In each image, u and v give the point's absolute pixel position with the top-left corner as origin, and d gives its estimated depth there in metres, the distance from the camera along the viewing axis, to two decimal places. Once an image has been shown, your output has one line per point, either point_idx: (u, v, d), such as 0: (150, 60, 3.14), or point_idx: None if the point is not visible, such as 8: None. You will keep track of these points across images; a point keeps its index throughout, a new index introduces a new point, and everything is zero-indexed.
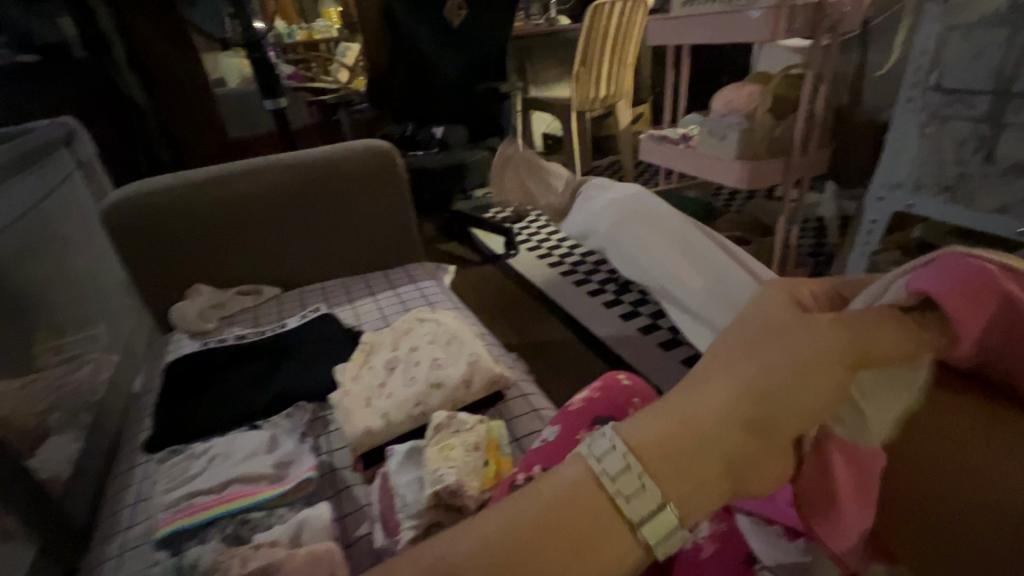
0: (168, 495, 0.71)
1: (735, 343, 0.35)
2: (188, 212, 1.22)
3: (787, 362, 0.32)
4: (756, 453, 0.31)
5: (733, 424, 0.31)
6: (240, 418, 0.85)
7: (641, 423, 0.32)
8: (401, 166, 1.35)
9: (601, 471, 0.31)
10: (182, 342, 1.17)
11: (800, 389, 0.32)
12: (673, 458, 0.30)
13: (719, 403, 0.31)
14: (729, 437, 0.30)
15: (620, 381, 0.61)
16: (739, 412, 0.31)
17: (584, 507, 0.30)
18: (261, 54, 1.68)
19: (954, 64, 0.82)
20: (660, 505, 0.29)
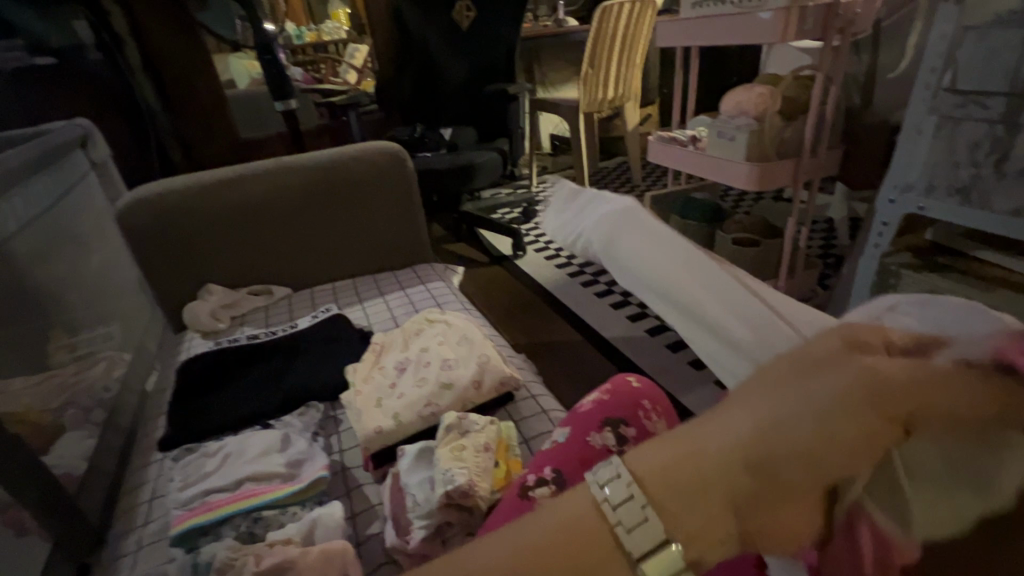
0: (183, 493, 0.72)
1: (769, 373, 0.30)
2: (201, 212, 1.23)
3: (824, 399, 0.27)
4: (767, 503, 0.26)
5: (738, 466, 0.27)
6: (251, 417, 0.86)
7: (649, 453, 0.29)
8: (411, 169, 1.36)
9: (604, 500, 0.27)
10: (195, 341, 1.19)
11: (841, 435, 0.26)
12: (676, 486, 0.27)
13: (728, 439, 0.27)
14: (731, 479, 0.26)
15: (631, 383, 0.61)
16: (745, 452, 0.27)
17: (587, 537, 0.27)
18: (271, 56, 1.70)
19: (967, 66, 0.82)
20: (663, 542, 0.26)
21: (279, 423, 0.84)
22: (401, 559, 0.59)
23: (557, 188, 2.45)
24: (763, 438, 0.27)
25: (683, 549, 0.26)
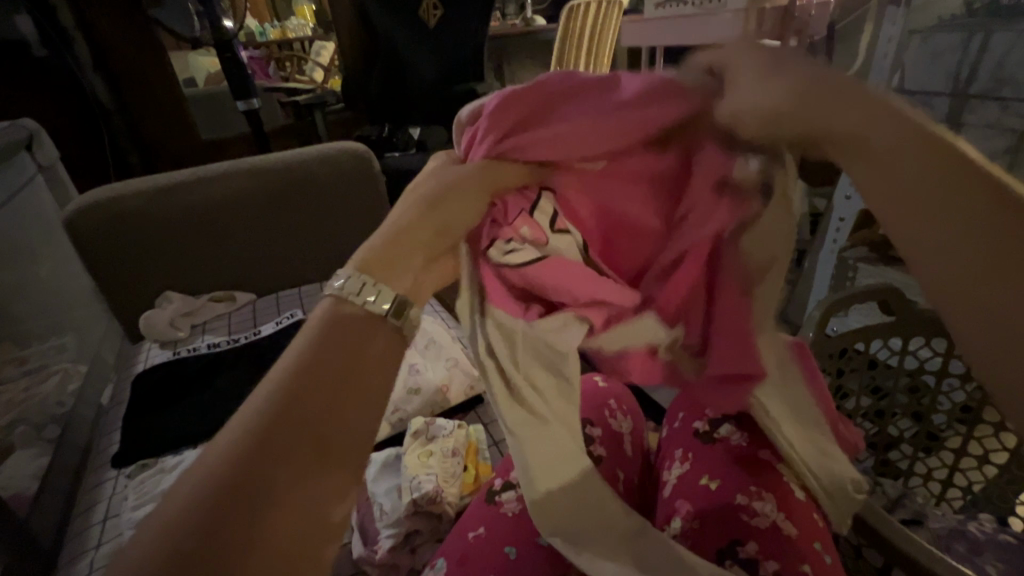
0: (136, 513, 0.69)
1: (357, 354, 0.33)
2: (159, 218, 1.19)
3: (349, 366, 0.33)
4: (333, 430, 0.31)
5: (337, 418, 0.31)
6: (212, 429, 0.82)
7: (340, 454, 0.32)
8: (378, 171, 1.33)
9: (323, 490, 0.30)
10: (153, 350, 1.14)
11: (343, 373, 0.32)
12: (312, 439, 0.30)
13: (334, 410, 0.31)
14: (339, 423, 0.31)
15: (677, 420, 0.58)
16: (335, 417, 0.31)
17: (302, 524, 0.29)
18: (232, 54, 1.65)
19: (914, 68, 0.87)
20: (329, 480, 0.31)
21: None
22: (369, 568, 0.58)
23: None
24: (321, 395, 0.31)
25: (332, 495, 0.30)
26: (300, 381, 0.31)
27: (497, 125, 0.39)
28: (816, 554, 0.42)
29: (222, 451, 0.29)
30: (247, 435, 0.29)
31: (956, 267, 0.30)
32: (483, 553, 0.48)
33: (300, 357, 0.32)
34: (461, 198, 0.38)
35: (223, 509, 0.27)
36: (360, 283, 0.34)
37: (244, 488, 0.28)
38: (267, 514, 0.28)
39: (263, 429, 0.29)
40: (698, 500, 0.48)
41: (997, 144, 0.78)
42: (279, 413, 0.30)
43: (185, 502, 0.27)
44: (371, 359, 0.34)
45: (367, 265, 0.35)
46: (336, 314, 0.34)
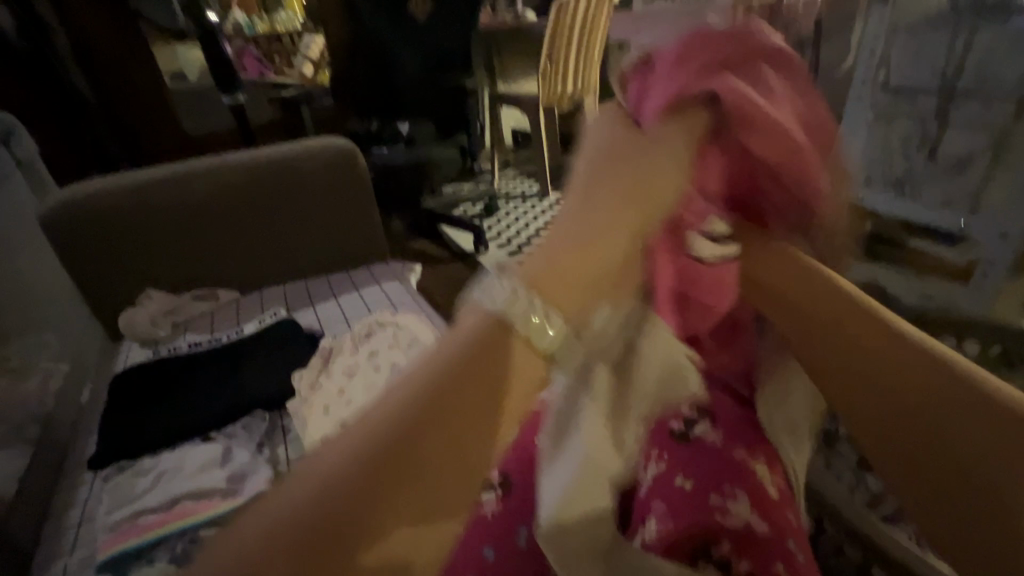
0: (112, 516, 0.68)
1: (497, 381, 0.26)
2: (137, 213, 1.17)
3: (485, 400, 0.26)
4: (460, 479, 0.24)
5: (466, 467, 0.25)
6: (193, 429, 0.81)
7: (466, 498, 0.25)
8: (363, 166, 1.32)
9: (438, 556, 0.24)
10: (133, 351, 1.12)
11: (478, 406, 0.25)
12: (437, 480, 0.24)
13: (469, 450, 0.25)
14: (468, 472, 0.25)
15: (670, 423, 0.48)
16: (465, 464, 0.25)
17: None
18: (216, 49, 1.63)
19: (900, 65, 0.86)
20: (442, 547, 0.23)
21: (221, 435, 0.80)
22: None
23: (519, 184, 2.46)
24: (452, 424, 0.25)
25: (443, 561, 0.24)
26: (424, 420, 0.24)
27: (689, 70, 0.36)
28: (792, 557, 0.42)
29: (320, 485, 0.22)
30: (351, 473, 0.23)
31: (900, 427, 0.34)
32: (464, 557, 0.47)
33: (429, 386, 0.25)
34: (660, 163, 0.31)
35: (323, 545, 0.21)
36: (525, 294, 0.27)
37: (325, 554, 0.21)
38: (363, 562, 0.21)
39: (377, 460, 0.23)
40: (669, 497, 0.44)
41: (979, 141, 0.80)
42: (400, 443, 0.24)
43: (280, 520, 0.22)
44: (515, 396, 0.26)
45: (535, 279, 0.27)
46: (482, 331, 0.27)
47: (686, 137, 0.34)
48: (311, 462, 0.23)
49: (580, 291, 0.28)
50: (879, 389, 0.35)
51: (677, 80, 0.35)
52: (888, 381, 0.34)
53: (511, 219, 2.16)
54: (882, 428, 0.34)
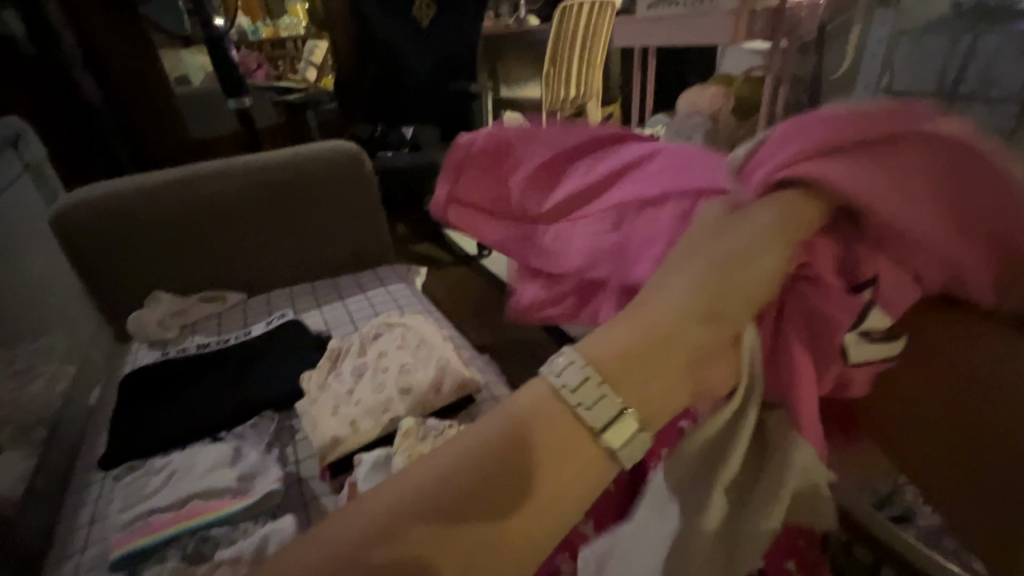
0: (125, 515, 0.68)
1: (562, 437, 0.31)
2: (148, 216, 1.18)
3: (553, 455, 0.30)
4: (529, 516, 0.29)
5: (538, 511, 0.30)
6: (203, 429, 0.82)
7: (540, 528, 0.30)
8: (369, 168, 1.33)
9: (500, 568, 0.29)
10: (141, 352, 1.12)
11: (549, 463, 0.30)
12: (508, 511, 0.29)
13: (543, 494, 0.30)
14: (538, 514, 0.30)
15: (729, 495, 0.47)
16: (536, 505, 0.30)
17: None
18: (223, 53, 1.65)
19: None
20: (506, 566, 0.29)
21: (231, 435, 0.80)
22: None
23: None
24: (526, 469, 0.30)
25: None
26: (502, 465, 0.30)
27: (807, 143, 0.37)
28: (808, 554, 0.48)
29: (410, 496, 0.29)
30: (440, 495, 0.29)
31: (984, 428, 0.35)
32: None
33: (507, 438, 0.31)
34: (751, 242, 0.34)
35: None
36: (594, 377, 0.32)
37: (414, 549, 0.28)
38: (390, 555, 0.28)
39: (461, 491, 0.29)
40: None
41: None
42: (481, 482, 0.29)
43: (325, 555, 0.28)
44: (573, 482, 0.30)
45: (599, 357, 0.33)
46: (543, 395, 0.32)
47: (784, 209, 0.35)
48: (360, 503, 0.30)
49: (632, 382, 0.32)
50: (957, 398, 0.36)
51: (798, 149, 0.37)
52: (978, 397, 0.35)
53: None
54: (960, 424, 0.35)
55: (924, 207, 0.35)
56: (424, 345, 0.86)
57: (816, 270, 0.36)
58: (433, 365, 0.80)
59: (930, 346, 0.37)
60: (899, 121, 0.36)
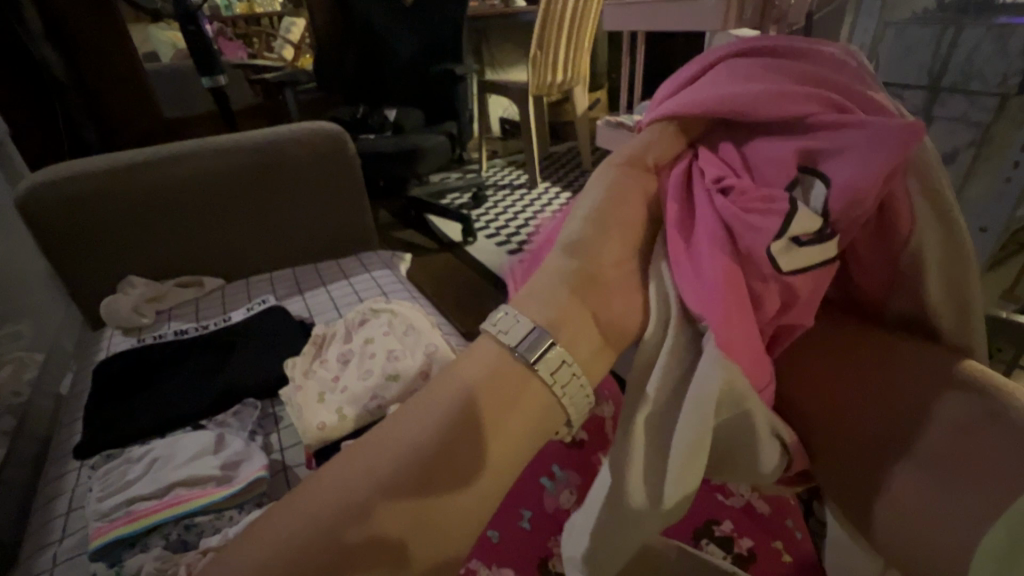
0: (102, 505, 0.66)
1: (501, 387, 0.38)
2: (119, 198, 1.13)
3: (496, 402, 0.37)
4: (489, 454, 0.37)
5: (491, 448, 0.37)
6: (183, 418, 0.80)
7: (500, 457, 0.37)
8: (351, 150, 1.30)
9: (474, 497, 0.36)
10: (116, 338, 1.08)
11: (497, 410, 0.37)
12: (468, 452, 0.36)
13: (496, 437, 0.37)
14: (494, 454, 0.37)
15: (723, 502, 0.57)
16: (489, 443, 0.37)
17: (458, 516, 0.36)
18: (196, 28, 1.58)
19: (887, 60, 0.87)
20: (478, 494, 0.36)
21: (212, 423, 0.79)
22: None
23: (507, 174, 2.44)
24: (476, 416, 0.37)
25: (475, 505, 0.36)
26: (461, 415, 0.37)
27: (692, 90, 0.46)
28: (789, 531, 0.54)
29: (391, 453, 0.36)
30: (413, 448, 0.36)
31: (888, 424, 0.42)
32: None
33: (463, 391, 0.38)
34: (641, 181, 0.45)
35: (351, 502, 0.35)
36: (513, 314, 0.41)
37: (395, 494, 0.35)
38: (383, 511, 0.34)
39: (430, 441, 0.36)
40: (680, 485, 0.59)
41: (963, 137, 0.82)
42: (445, 431, 0.37)
43: (332, 504, 0.35)
44: (516, 410, 0.38)
45: (516, 305, 0.41)
46: (492, 356, 0.40)
47: (665, 137, 0.45)
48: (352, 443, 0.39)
49: (550, 315, 0.40)
50: (873, 394, 0.43)
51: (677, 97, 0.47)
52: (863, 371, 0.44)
53: (500, 208, 2.14)
54: (872, 418, 0.43)
55: (797, 97, 0.40)
56: (413, 329, 0.85)
57: (728, 181, 0.41)
58: (423, 348, 0.80)
59: (855, 351, 0.46)
60: (779, 52, 0.44)
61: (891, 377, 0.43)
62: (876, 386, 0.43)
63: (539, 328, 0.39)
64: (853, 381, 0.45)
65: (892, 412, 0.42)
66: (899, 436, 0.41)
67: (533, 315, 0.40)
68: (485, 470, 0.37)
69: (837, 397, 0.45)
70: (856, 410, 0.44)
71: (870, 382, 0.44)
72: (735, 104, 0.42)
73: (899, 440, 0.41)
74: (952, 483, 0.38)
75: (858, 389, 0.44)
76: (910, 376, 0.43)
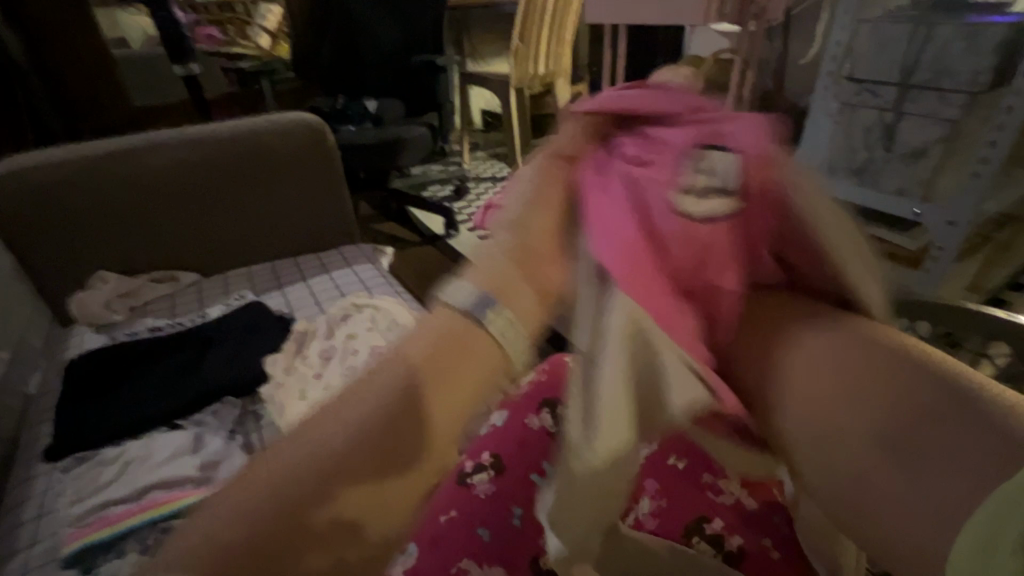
0: (75, 509, 0.65)
1: (440, 367, 0.27)
2: (88, 192, 1.10)
3: (432, 387, 0.27)
4: (419, 461, 0.26)
5: (423, 449, 0.26)
6: (158, 418, 0.78)
7: (435, 456, 0.27)
8: (331, 142, 1.27)
9: (393, 523, 0.26)
10: (87, 337, 1.05)
11: (434, 397, 0.26)
12: (385, 465, 0.25)
13: (433, 431, 0.26)
14: (427, 457, 0.26)
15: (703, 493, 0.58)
16: (420, 442, 0.26)
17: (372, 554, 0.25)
18: (166, 15, 1.54)
19: (862, 56, 0.87)
20: (399, 516, 0.26)
21: (190, 422, 0.77)
22: None
23: (489, 166, 2.42)
24: (401, 407, 0.26)
25: (394, 531, 0.26)
26: (380, 410, 0.25)
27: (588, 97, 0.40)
28: (776, 527, 0.53)
29: (280, 477, 0.24)
30: (309, 468, 0.24)
31: (874, 420, 0.32)
32: None
33: (389, 377, 0.27)
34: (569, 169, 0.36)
35: (262, 552, 0.22)
36: (467, 283, 0.30)
37: (284, 540, 0.23)
38: (285, 568, 0.23)
39: (333, 453, 0.24)
40: (665, 483, 0.58)
41: (933, 132, 0.83)
42: (356, 435, 0.25)
43: (191, 561, 0.22)
44: (473, 367, 0.28)
45: (473, 269, 0.31)
46: (440, 325, 0.29)
47: (579, 134, 0.38)
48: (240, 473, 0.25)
49: (508, 276, 0.30)
50: (849, 393, 0.34)
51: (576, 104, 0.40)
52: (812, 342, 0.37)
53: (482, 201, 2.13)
54: (840, 419, 0.34)
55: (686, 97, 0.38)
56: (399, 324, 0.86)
57: (646, 159, 0.35)
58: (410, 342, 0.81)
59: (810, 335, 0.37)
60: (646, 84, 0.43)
61: (855, 360, 0.34)
62: (847, 376, 0.34)
63: (487, 293, 0.29)
64: (820, 377, 0.35)
65: (873, 410, 0.32)
66: (893, 436, 0.31)
67: (484, 272, 0.30)
68: (413, 484, 0.26)
69: (797, 394, 0.36)
70: (827, 423, 0.34)
71: (835, 375, 0.35)
72: (641, 103, 0.37)
73: (890, 443, 0.31)
74: (918, 467, 0.30)
75: (821, 382, 0.35)
76: (876, 359, 0.34)
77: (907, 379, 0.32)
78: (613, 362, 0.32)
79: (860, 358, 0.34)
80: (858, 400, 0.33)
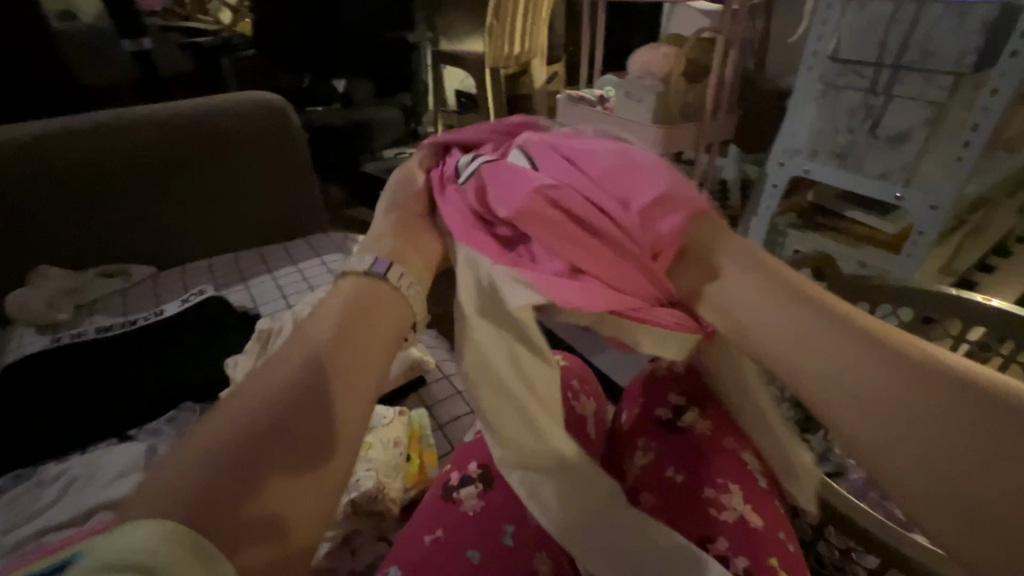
0: (9, 537, 0.58)
1: (350, 316, 0.33)
2: (21, 178, 0.99)
3: (342, 330, 0.32)
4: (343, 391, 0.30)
5: (348, 378, 0.30)
6: (107, 429, 0.72)
7: (354, 383, 0.31)
8: (296, 125, 1.23)
9: (330, 446, 0.28)
10: (26, 338, 0.94)
11: (350, 339, 0.32)
12: (310, 393, 0.29)
13: (352, 363, 0.31)
14: (352, 386, 0.30)
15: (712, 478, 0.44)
16: (348, 370, 0.31)
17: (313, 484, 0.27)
18: None
19: (848, 33, 0.80)
20: (336, 441, 0.29)
21: (143, 433, 0.71)
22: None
23: None
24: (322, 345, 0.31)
25: (332, 454, 0.28)
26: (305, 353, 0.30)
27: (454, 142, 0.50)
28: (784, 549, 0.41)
29: (223, 425, 0.27)
30: (243, 411, 0.27)
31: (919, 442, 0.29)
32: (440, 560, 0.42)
33: (313, 328, 0.32)
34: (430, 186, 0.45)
35: (212, 491, 0.24)
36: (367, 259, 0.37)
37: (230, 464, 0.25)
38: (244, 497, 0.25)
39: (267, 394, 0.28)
40: (660, 487, 0.44)
41: (919, 115, 0.77)
42: (279, 371, 0.29)
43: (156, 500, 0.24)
44: (376, 350, 0.33)
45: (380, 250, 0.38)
46: (355, 289, 0.35)
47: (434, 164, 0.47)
48: (158, 458, 0.26)
49: (396, 244, 0.39)
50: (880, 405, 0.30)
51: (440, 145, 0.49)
52: (770, 285, 0.34)
53: None
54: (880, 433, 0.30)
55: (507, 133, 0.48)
56: None
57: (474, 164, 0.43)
58: None
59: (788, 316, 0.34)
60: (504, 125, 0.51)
61: (876, 367, 0.30)
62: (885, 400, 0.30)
63: (383, 256, 0.37)
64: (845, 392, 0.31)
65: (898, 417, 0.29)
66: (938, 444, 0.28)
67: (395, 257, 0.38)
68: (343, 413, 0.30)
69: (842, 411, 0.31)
70: (877, 443, 0.30)
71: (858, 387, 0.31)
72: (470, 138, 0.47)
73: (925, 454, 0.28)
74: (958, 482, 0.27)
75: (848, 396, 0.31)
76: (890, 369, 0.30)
77: (935, 398, 0.29)
78: (459, 291, 0.36)
79: (879, 366, 0.30)
80: (890, 414, 0.29)
